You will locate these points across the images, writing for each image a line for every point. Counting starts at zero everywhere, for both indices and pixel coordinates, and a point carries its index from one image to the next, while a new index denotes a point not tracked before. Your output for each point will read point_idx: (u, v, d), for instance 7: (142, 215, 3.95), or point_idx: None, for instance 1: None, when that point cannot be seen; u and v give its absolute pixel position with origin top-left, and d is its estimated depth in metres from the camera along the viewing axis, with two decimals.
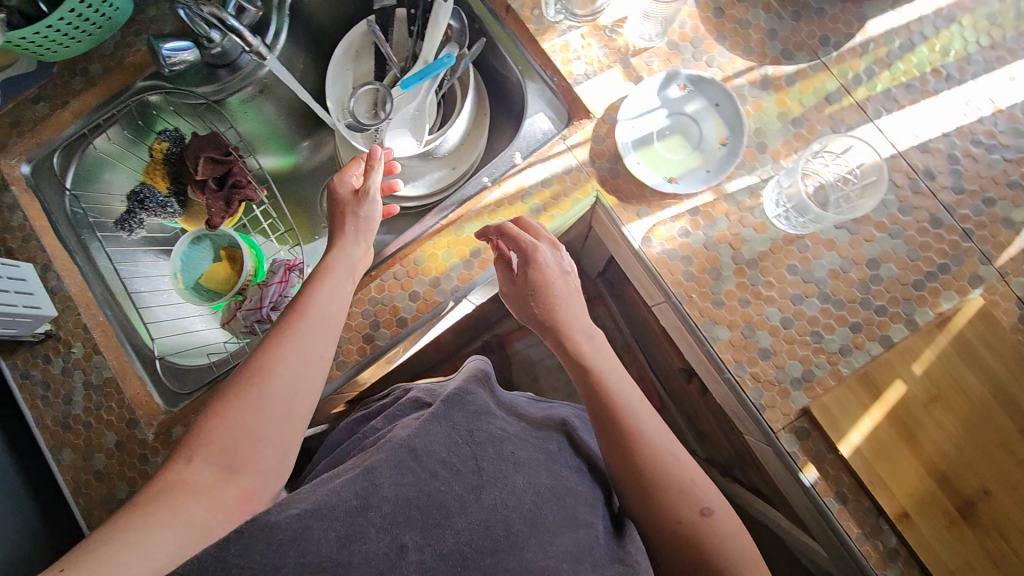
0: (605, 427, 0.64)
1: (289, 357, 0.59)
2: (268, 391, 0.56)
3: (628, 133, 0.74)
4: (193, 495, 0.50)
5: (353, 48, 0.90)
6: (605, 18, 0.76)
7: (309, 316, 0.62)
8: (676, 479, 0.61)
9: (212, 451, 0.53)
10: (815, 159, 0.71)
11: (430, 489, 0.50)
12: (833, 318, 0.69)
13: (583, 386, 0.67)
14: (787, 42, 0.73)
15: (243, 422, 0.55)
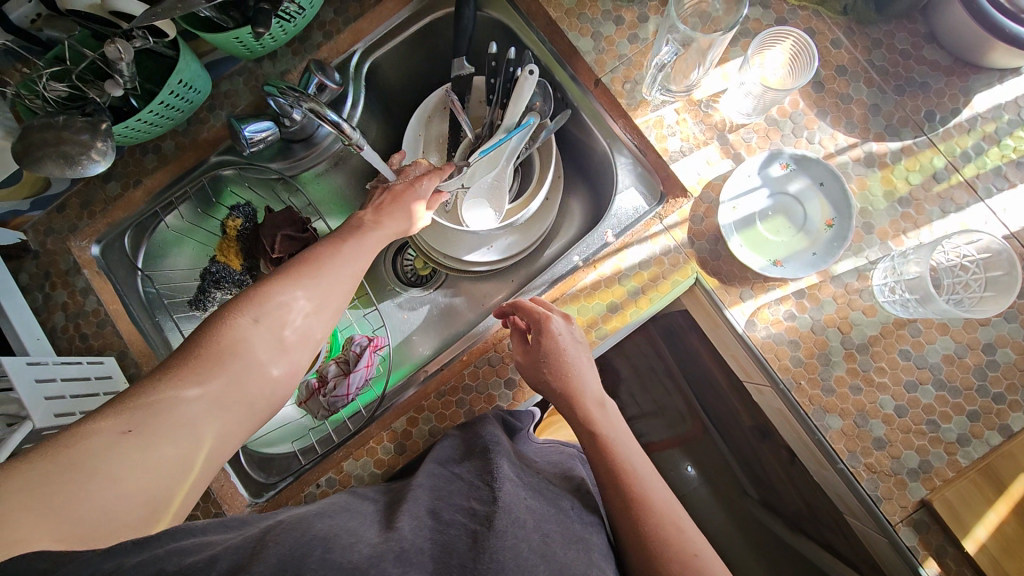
0: (614, 500, 0.56)
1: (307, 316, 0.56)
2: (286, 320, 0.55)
3: (730, 214, 0.72)
4: (245, 364, 0.51)
5: (425, 114, 0.88)
6: (700, 93, 0.75)
7: (321, 295, 0.57)
8: (680, 546, 0.52)
9: (269, 317, 0.54)
10: (941, 248, 0.66)
11: (451, 535, 0.46)
12: (949, 405, 0.67)
13: (592, 453, 0.59)
14: (890, 117, 0.72)
15: (283, 317, 0.55)
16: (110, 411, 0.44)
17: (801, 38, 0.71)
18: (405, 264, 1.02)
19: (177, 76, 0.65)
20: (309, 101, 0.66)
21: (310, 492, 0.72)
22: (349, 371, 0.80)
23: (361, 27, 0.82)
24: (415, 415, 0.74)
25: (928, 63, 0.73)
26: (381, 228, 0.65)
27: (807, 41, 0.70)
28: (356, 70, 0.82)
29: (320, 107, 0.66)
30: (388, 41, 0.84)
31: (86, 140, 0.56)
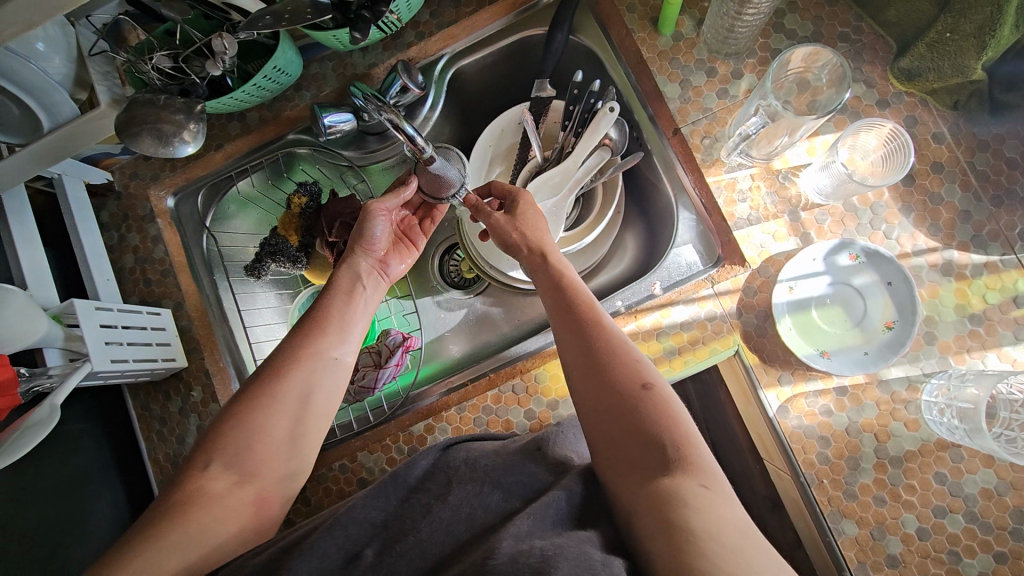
0: (562, 323, 0.59)
1: (270, 430, 0.55)
2: (278, 395, 0.57)
3: (785, 294, 0.70)
4: (206, 509, 0.50)
5: (499, 129, 0.90)
6: (780, 162, 0.73)
7: (278, 417, 0.56)
8: (624, 357, 0.55)
9: (228, 454, 0.53)
10: (1004, 383, 0.62)
11: (398, 510, 0.53)
12: (976, 541, 0.64)
13: (546, 292, 0.63)
14: (980, 228, 0.68)
15: (242, 444, 0.54)
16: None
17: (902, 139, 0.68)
18: (452, 264, 1.03)
19: (273, 63, 0.68)
20: (391, 112, 0.67)
21: (323, 474, 0.76)
22: (380, 365, 0.83)
23: (454, 33, 0.82)
24: (432, 423, 0.76)
25: None
26: (346, 316, 0.65)
27: (905, 142, 0.68)
28: (439, 75, 0.84)
29: (399, 118, 0.67)
30: (477, 51, 0.85)
31: (180, 121, 0.63)
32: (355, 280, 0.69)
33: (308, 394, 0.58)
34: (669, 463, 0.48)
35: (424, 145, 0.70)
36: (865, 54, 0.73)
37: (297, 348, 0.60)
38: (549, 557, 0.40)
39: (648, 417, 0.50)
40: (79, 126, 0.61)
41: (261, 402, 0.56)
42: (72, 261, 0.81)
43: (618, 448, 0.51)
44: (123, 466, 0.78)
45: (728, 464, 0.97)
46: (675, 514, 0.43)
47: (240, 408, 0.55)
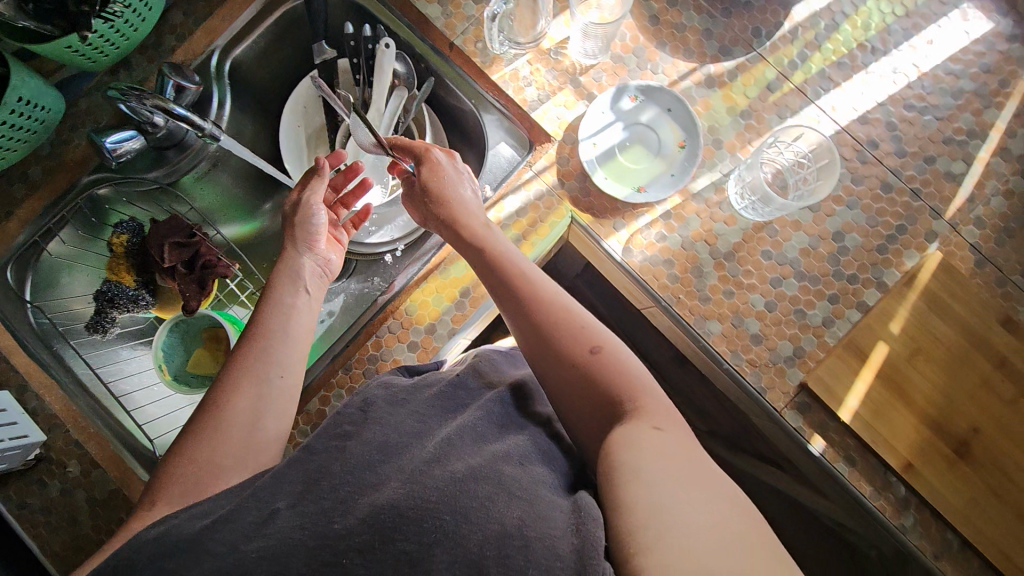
0: (497, 291, 0.59)
1: (219, 457, 0.51)
2: (226, 427, 0.53)
3: (590, 151, 0.75)
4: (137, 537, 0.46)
5: (301, 105, 0.91)
6: (548, 41, 0.78)
7: (229, 441, 0.52)
8: (564, 319, 0.55)
9: (172, 493, 0.49)
10: (771, 149, 0.74)
11: (331, 466, 0.47)
12: (812, 294, 0.73)
13: (478, 269, 0.62)
14: (722, 39, 0.77)
15: (192, 476, 0.50)
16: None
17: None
18: None
19: (15, 91, 0.67)
20: (155, 100, 0.72)
21: None
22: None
23: (213, 25, 0.82)
24: (326, 394, 0.74)
25: None
26: (287, 324, 0.60)
27: None
28: (216, 70, 0.82)
29: (165, 102, 0.71)
30: (246, 36, 0.84)
31: None
32: (293, 280, 0.64)
33: (258, 410, 0.54)
34: (623, 415, 0.50)
35: (203, 124, 0.75)
36: None
37: (237, 372, 0.55)
38: (466, 483, 0.42)
39: (602, 373, 0.52)
40: None
41: (210, 422, 0.52)
42: None
43: (580, 400, 0.52)
44: None
45: None
46: (625, 455, 0.45)
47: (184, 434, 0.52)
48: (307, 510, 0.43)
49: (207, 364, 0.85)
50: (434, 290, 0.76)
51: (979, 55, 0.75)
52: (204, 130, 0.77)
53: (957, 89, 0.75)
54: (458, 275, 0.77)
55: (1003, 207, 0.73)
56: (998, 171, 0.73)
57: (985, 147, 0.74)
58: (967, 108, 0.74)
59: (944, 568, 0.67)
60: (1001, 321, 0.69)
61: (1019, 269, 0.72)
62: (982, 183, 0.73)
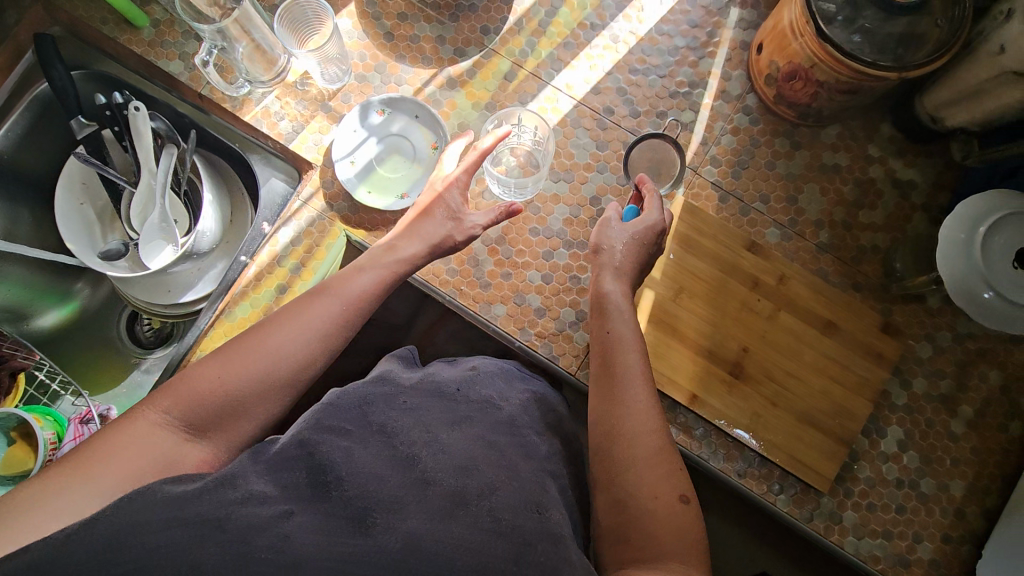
0: (598, 382, 0.62)
1: (210, 388, 0.50)
2: (252, 366, 0.52)
3: (349, 169, 0.77)
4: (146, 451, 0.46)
5: (73, 184, 0.88)
6: (292, 75, 0.80)
7: (244, 375, 0.51)
8: (655, 451, 0.55)
9: (182, 408, 0.49)
10: (511, 132, 0.79)
11: (338, 467, 0.43)
12: (582, 259, 0.77)
13: (605, 351, 0.64)
14: (455, 42, 0.81)
15: (195, 402, 0.49)
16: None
17: (324, 11, 0.76)
18: (143, 328, 1.00)
19: None
20: None
21: None
22: (54, 446, 0.80)
23: None
24: None
25: None
26: (319, 317, 0.56)
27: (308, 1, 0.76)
28: None
29: None
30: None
31: None
32: (343, 285, 0.60)
33: (269, 371, 0.52)
34: (664, 555, 0.49)
35: None
36: None
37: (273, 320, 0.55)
38: None
39: (657, 511, 0.52)
40: None
41: (248, 341, 0.53)
42: None
43: (617, 508, 0.53)
44: None
45: None
46: None
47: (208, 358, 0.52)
48: (316, 520, 0.39)
49: (19, 463, 0.80)
50: (223, 335, 0.75)
51: (686, 13, 0.82)
52: None
53: (672, 47, 0.81)
54: (244, 316, 0.76)
55: (733, 144, 0.79)
56: (722, 112, 0.80)
57: (707, 94, 0.80)
58: (684, 62, 0.81)
59: (747, 483, 0.72)
60: (747, 247, 0.75)
61: (758, 195, 0.78)
62: (710, 126, 0.79)
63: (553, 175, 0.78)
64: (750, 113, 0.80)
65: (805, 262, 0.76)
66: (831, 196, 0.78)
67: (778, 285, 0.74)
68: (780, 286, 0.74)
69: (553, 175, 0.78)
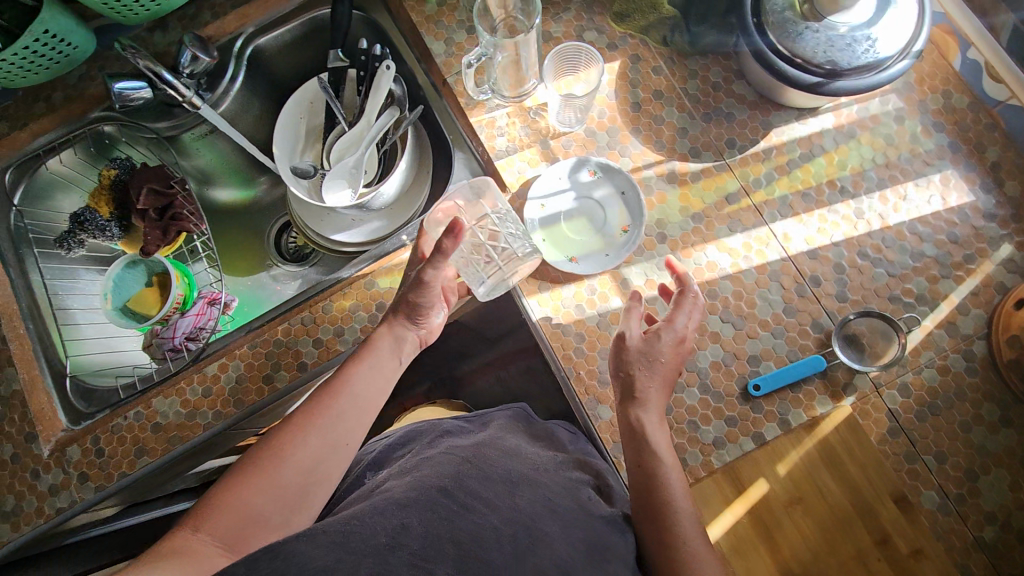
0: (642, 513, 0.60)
1: (256, 500, 0.55)
2: (279, 473, 0.57)
3: (536, 211, 0.77)
4: (186, 560, 0.49)
5: (304, 99, 0.97)
6: (531, 101, 0.81)
7: (286, 484, 0.57)
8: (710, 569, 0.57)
9: (219, 523, 0.53)
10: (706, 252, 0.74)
11: (466, 525, 0.51)
12: (710, 409, 0.71)
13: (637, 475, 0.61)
14: (695, 141, 0.78)
15: (242, 514, 0.54)
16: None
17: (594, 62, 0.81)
18: (289, 240, 1.08)
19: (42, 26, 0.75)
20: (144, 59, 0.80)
21: (117, 423, 0.77)
22: (178, 315, 0.85)
23: (247, 12, 0.90)
24: (225, 361, 0.78)
25: (735, 96, 0.79)
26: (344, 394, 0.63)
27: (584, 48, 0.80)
28: (237, 50, 0.90)
29: (155, 66, 0.81)
30: (273, 28, 0.92)
31: None
32: (395, 346, 0.67)
33: (307, 473, 0.58)
34: None
35: (183, 92, 0.84)
36: (594, 8, 0.83)
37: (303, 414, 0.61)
38: None
39: None
40: None
41: (271, 457, 0.57)
42: None
43: None
44: None
45: None
46: None
47: (239, 476, 0.56)
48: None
49: (146, 307, 0.89)
50: (355, 297, 0.78)
51: (950, 224, 0.73)
52: (186, 97, 0.85)
53: (918, 251, 0.72)
54: (380, 290, 0.79)
55: (934, 381, 0.69)
56: (939, 344, 0.70)
57: (930, 316, 0.71)
58: (923, 272, 0.72)
59: None
60: (895, 498, 0.65)
61: (934, 449, 0.68)
62: (917, 351, 0.70)
63: (723, 313, 0.73)
64: (970, 359, 0.69)
65: (953, 549, 0.65)
66: (1020, 496, 0.66)
67: (908, 557, 0.63)
68: (910, 560, 0.63)
69: (724, 313, 0.73)
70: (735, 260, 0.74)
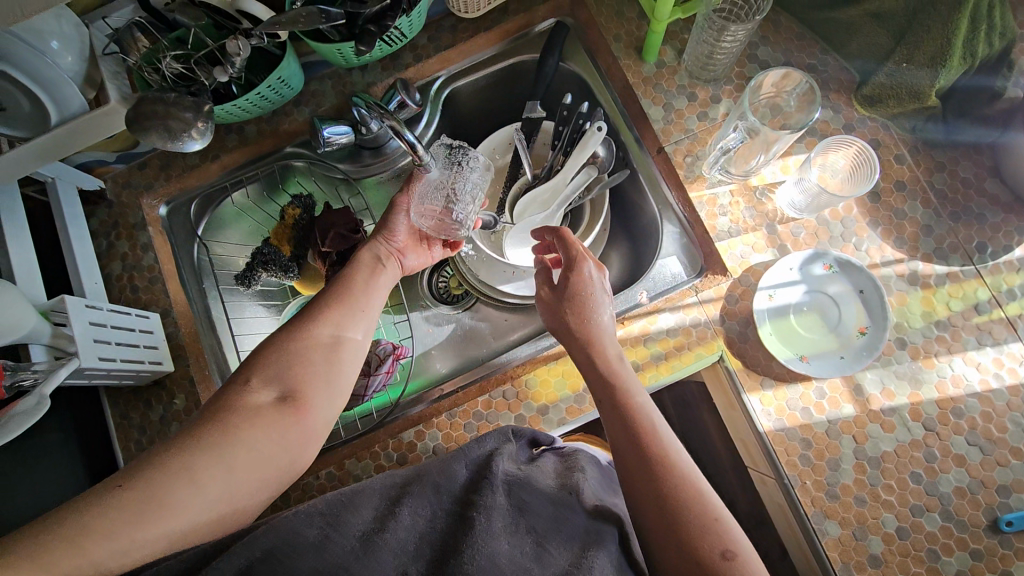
0: (621, 455, 0.57)
1: (307, 358, 0.59)
2: (312, 338, 0.60)
3: (764, 301, 0.73)
4: (243, 414, 0.53)
5: (490, 146, 0.94)
6: (757, 180, 0.77)
7: (317, 353, 0.59)
8: (699, 504, 0.52)
9: (268, 373, 0.57)
10: (950, 364, 0.70)
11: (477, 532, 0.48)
12: (953, 539, 0.66)
13: (611, 415, 0.59)
14: (941, 241, 0.73)
15: (282, 366, 0.58)
16: (110, 478, 0.47)
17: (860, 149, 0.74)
18: (439, 280, 1.02)
19: (280, 73, 0.71)
20: (392, 120, 0.71)
21: (309, 482, 0.75)
22: (370, 373, 0.81)
23: (450, 57, 0.87)
24: (422, 429, 0.76)
25: (988, 196, 0.74)
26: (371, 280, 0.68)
27: (868, 153, 0.73)
28: (435, 95, 0.88)
29: (399, 125, 0.71)
30: (470, 74, 0.89)
31: (188, 119, 0.61)
32: (374, 260, 0.70)
33: (340, 340, 0.61)
34: None
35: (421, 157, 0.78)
36: (831, 83, 0.79)
37: (326, 303, 0.63)
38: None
39: (700, 538, 0.50)
40: (85, 122, 0.59)
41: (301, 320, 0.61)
42: (59, 264, 0.81)
43: (673, 545, 0.51)
44: (95, 472, 0.76)
45: (711, 474, 1.03)
46: None
47: (274, 347, 0.59)
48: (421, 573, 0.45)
49: None
50: (559, 374, 0.76)
51: None
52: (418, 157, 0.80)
53: None
54: None
55: None
56: None
57: None
58: None
59: None
60: None
61: None
62: None
63: (969, 435, 0.68)
64: None
65: None
66: None
67: None
68: None
69: (970, 434, 0.68)
70: (984, 376, 0.69)
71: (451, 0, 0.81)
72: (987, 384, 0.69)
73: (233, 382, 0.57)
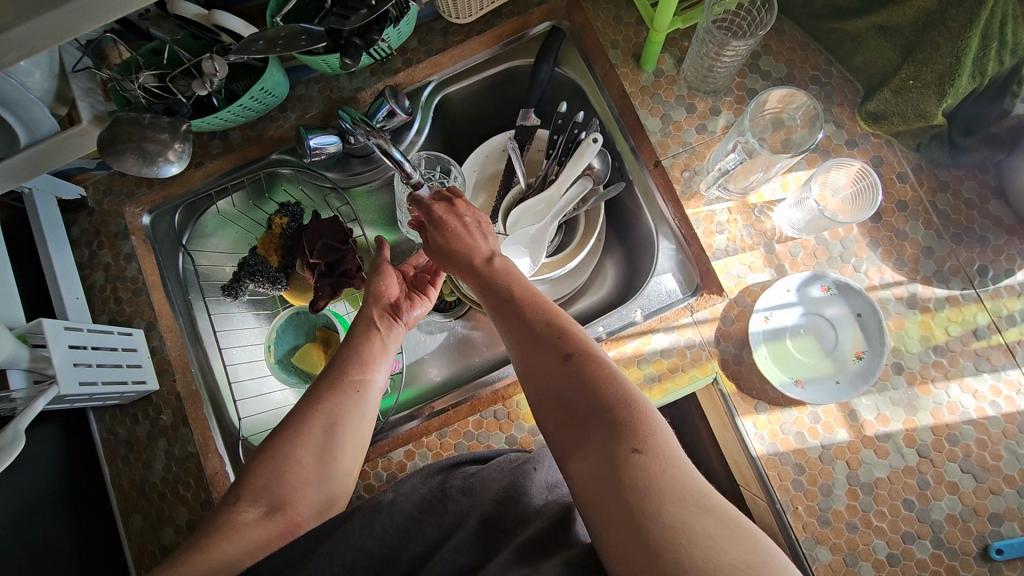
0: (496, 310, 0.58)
1: (299, 458, 0.58)
2: (304, 435, 0.59)
3: (760, 323, 0.72)
4: (230, 538, 0.52)
5: (484, 153, 0.91)
6: (756, 198, 0.76)
7: (308, 451, 0.58)
8: (559, 334, 0.53)
9: (257, 486, 0.55)
10: (947, 390, 0.69)
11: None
12: (944, 566, 0.65)
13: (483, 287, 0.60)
14: (942, 264, 0.72)
15: (270, 476, 0.56)
16: None
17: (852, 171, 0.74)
18: None
19: (262, 84, 0.68)
20: (379, 138, 0.73)
21: None
22: None
23: (441, 61, 0.84)
24: (412, 449, 0.75)
25: (992, 217, 0.73)
26: (367, 358, 0.66)
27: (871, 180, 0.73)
28: (426, 101, 0.85)
29: (388, 145, 0.73)
30: (462, 79, 0.86)
31: (165, 140, 0.60)
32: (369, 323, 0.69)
33: (334, 431, 0.60)
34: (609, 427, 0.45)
35: (410, 173, 0.75)
36: (834, 97, 0.77)
37: (320, 393, 0.62)
38: None
39: (560, 370, 0.50)
40: (57, 144, 0.58)
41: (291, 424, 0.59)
42: (40, 276, 0.79)
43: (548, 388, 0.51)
44: (79, 487, 0.75)
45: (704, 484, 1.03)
46: (626, 489, 0.41)
47: (263, 454, 0.58)
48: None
49: (310, 362, 0.84)
50: None
51: None
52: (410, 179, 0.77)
53: None
54: None
55: None
56: None
57: None
58: None
59: None
60: None
61: None
62: None
63: (963, 462, 0.67)
64: None
65: None
66: None
67: None
68: None
69: (964, 461, 0.67)
70: (980, 403, 0.68)
71: (442, 5, 0.78)
72: (983, 411, 0.68)
73: (225, 498, 0.56)
